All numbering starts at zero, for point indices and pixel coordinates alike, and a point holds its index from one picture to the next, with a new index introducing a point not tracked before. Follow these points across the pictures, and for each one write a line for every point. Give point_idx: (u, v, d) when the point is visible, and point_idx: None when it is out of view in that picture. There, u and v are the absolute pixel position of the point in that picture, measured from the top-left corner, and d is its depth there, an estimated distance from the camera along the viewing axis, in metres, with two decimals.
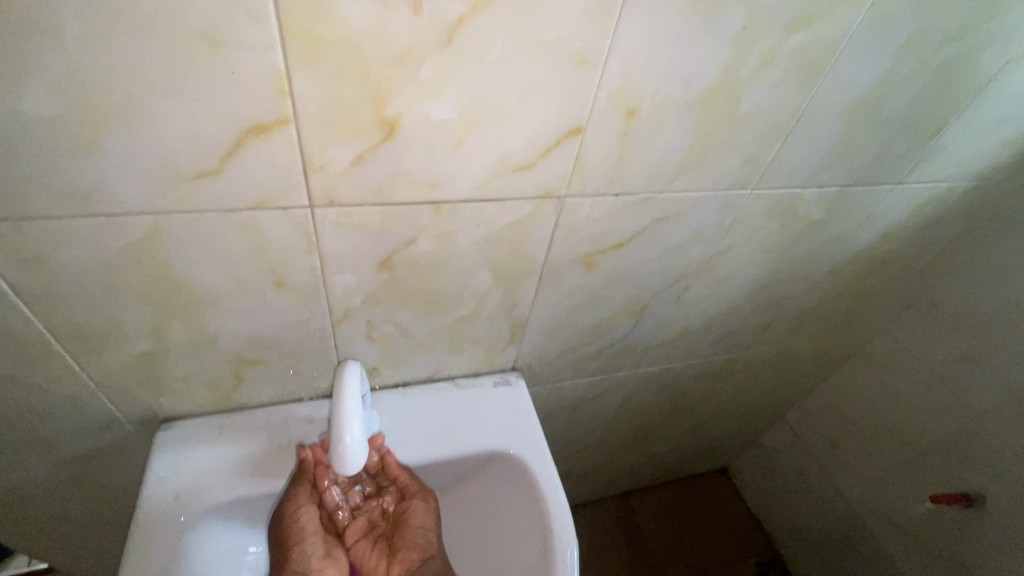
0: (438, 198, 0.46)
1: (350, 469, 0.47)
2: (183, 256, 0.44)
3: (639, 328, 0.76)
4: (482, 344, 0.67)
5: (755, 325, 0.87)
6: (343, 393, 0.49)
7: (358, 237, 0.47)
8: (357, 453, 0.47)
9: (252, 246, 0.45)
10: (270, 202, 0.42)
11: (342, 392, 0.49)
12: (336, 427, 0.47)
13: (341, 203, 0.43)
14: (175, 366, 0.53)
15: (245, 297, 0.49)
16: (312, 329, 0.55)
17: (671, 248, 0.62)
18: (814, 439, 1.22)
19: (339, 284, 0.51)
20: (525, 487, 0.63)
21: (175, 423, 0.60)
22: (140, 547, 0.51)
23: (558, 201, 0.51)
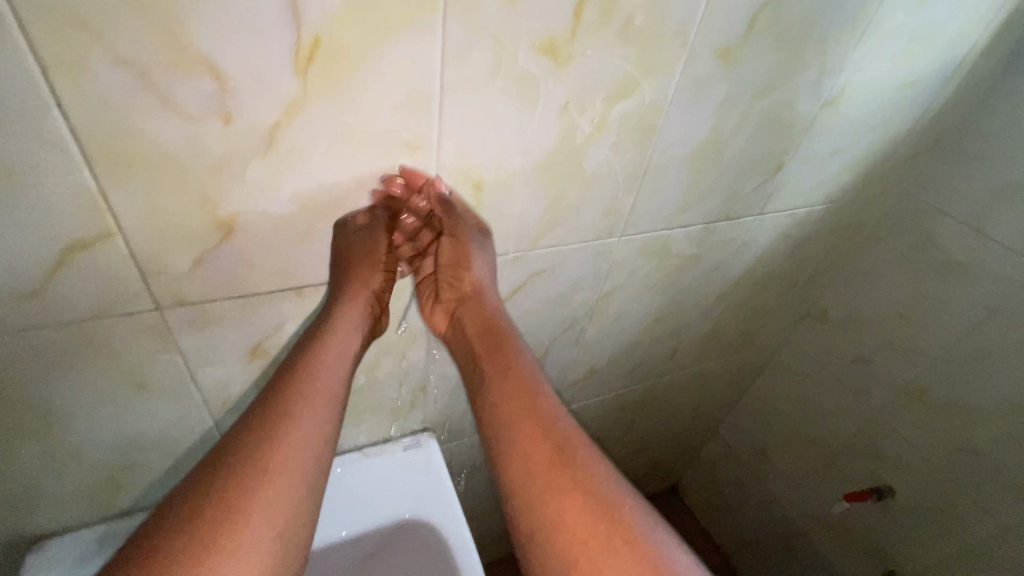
0: (299, 283, 0.47)
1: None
2: (22, 378, 0.42)
3: (547, 373, 0.78)
4: (384, 410, 0.66)
5: (662, 353, 0.91)
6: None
7: (222, 330, 0.46)
8: None
9: (101, 355, 0.43)
10: (113, 311, 0.41)
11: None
12: None
13: (191, 301, 0.43)
14: (37, 485, 0.50)
15: (105, 405, 0.47)
16: (189, 424, 0.53)
17: (556, 298, 0.65)
18: (744, 450, 1.27)
19: (210, 376, 0.50)
20: (439, 555, 0.63)
21: (47, 542, 0.55)
22: None
23: None
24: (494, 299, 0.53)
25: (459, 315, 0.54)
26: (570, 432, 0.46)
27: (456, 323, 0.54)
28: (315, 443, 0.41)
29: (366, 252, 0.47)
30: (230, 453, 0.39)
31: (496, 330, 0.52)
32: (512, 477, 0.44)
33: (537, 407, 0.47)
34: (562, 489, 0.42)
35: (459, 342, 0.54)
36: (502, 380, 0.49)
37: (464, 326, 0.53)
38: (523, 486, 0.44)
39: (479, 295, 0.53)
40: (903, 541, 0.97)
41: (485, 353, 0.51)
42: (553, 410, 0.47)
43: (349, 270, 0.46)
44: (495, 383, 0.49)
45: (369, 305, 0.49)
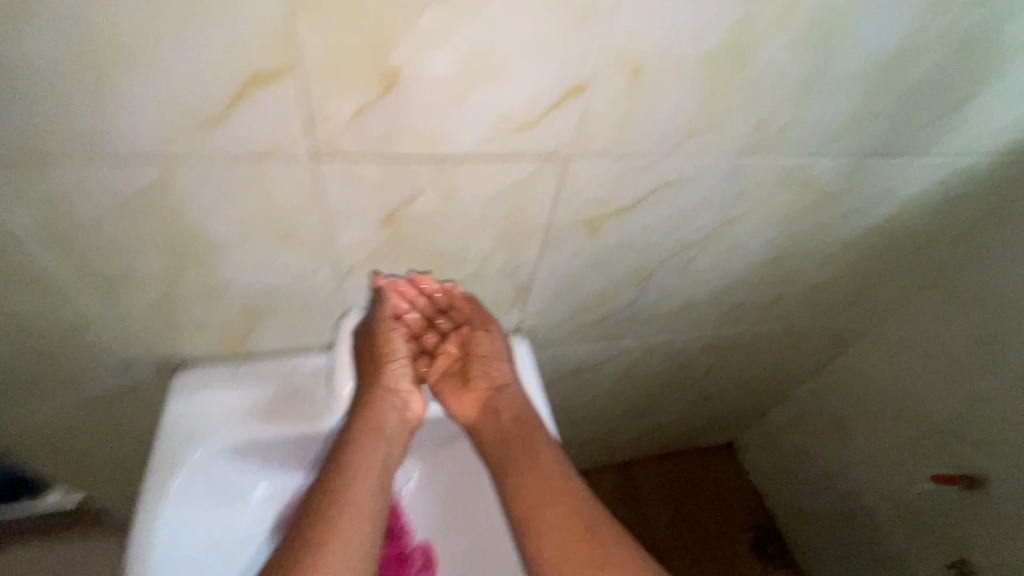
0: (441, 153, 0.47)
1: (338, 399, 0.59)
2: (195, 204, 0.45)
3: (644, 297, 0.76)
4: (486, 305, 0.68)
5: (763, 299, 0.86)
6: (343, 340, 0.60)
7: (364, 191, 0.48)
8: None
9: (260, 196, 0.46)
10: (277, 151, 0.43)
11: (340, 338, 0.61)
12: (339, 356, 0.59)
13: (344, 155, 0.45)
14: (190, 312, 0.56)
15: (254, 246, 0.51)
16: (318, 282, 0.56)
17: (678, 216, 0.62)
18: (819, 418, 1.22)
19: (345, 237, 0.52)
20: None
21: (191, 368, 0.62)
22: (157, 477, 0.55)
23: (562, 162, 0.51)
24: (518, 395, 0.64)
25: (488, 402, 0.64)
26: (561, 473, 0.56)
27: (487, 410, 0.63)
28: (375, 487, 0.54)
29: (387, 351, 0.61)
30: (320, 483, 0.53)
31: (509, 428, 0.61)
32: (523, 514, 0.54)
33: (535, 459, 0.58)
34: (565, 522, 0.53)
35: (487, 424, 0.62)
36: (528, 469, 0.57)
37: (499, 408, 0.63)
38: (530, 519, 0.54)
39: (502, 387, 0.64)
40: (987, 532, 0.93)
41: (506, 441, 0.60)
42: (550, 455, 0.58)
43: (376, 381, 0.61)
44: (522, 472, 0.57)
45: (388, 412, 0.60)
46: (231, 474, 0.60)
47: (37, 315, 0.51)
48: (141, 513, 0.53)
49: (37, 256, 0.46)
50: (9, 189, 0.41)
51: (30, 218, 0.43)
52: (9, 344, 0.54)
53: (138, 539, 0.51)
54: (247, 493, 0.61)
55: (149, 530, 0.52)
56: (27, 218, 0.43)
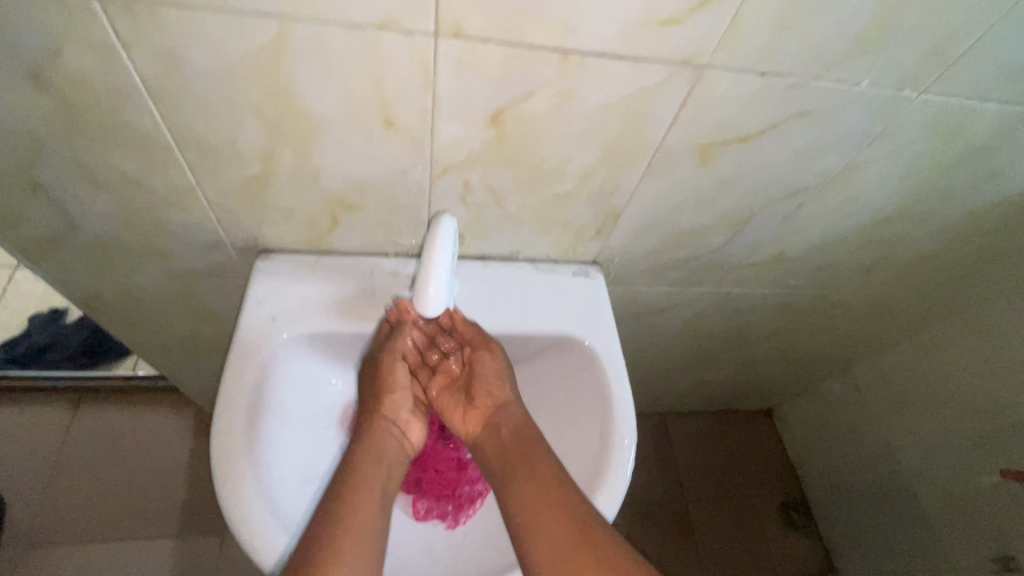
0: (569, 46, 0.42)
1: (430, 314, 0.50)
2: (302, 77, 0.42)
3: (735, 244, 0.71)
4: (571, 229, 0.64)
5: (857, 262, 0.80)
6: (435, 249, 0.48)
7: (479, 81, 0.44)
8: (440, 301, 0.49)
9: (370, 75, 0.43)
10: (398, 21, 0.39)
11: (432, 245, 0.48)
12: (423, 273, 0.48)
13: (468, 36, 0.40)
14: (279, 198, 0.55)
15: (354, 133, 0.48)
16: (410, 180, 0.54)
17: (801, 153, 0.56)
18: (876, 396, 1.19)
19: (446, 134, 0.49)
20: (591, 377, 0.64)
21: (273, 255, 0.62)
22: (241, 351, 0.56)
23: (697, 70, 0.45)
24: (517, 410, 0.60)
25: (486, 423, 0.60)
26: (561, 480, 0.52)
27: (487, 426, 0.60)
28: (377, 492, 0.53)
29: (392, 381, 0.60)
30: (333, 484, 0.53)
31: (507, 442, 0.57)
32: (525, 526, 0.50)
33: (541, 477, 0.53)
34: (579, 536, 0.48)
35: (490, 440, 0.59)
36: (527, 479, 0.53)
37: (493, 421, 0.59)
38: (530, 522, 0.50)
39: (502, 405, 0.60)
40: None
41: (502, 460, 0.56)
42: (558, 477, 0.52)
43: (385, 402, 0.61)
44: (522, 482, 0.53)
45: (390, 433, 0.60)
46: (308, 357, 0.61)
47: (135, 183, 0.51)
48: (228, 380, 0.54)
49: (141, 117, 0.44)
50: (120, 38, 0.38)
51: (138, 73, 0.41)
52: (106, 209, 0.54)
53: (224, 403, 0.53)
54: (320, 379, 0.63)
55: (235, 396, 0.53)
56: (135, 75, 0.41)
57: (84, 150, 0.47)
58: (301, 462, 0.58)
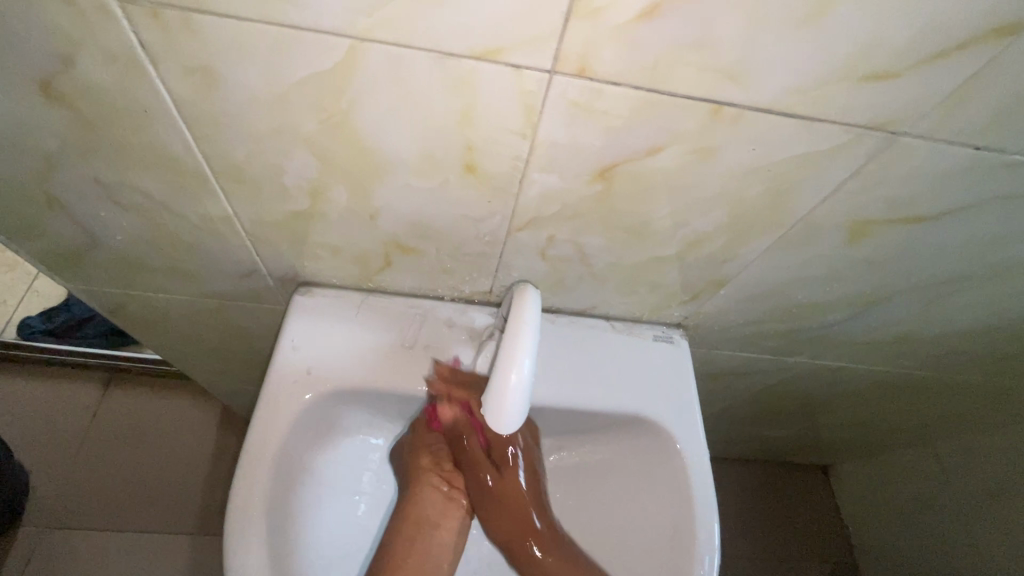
0: (726, 97, 0.31)
1: (503, 421, 0.42)
2: (369, 109, 0.33)
3: (854, 321, 0.59)
4: (662, 292, 0.54)
5: (996, 351, 0.67)
6: (521, 337, 0.41)
7: (594, 131, 0.34)
8: (519, 397, 0.41)
9: (457, 113, 0.33)
10: (503, 51, 0.29)
11: (516, 335, 0.41)
12: (503, 361, 0.41)
13: (593, 76, 0.30)
14: (326, 235, 0.46)
15: (426, 176, 0.38)
16: (484, 229, 0.44)
17: (983, 240, 0.44)
18: (966, 485, 0.97)
19: (537, 184, 0.39)
20: (669, 469, 0.53)
21: (314, 289, 0.54)
22: (270, 404, 0.48)
23: (886, 137, 0.34)
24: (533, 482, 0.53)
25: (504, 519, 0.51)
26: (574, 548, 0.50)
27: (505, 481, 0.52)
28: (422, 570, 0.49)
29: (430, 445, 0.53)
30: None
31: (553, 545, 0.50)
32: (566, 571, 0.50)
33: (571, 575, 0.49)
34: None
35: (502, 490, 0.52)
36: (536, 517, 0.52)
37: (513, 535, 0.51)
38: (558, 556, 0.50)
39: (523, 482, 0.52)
40: None
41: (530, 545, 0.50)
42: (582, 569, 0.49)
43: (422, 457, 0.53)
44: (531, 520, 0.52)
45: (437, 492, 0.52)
46: (343, 421, 0.53)
47: (164, 207, 0.43)
48: (251, 445, 0.46)
49: (172, 141, 0.36)
50: (148, 49, 0.30)
51: (168, 91, 0.32)
52: (133, 229, 0.46)
53: (244, 474, 0.45)
54: (358, 454, 0.54)
55: (257, 465, 0.45)
56: (165, 92, 0.32)
57: (107, 169, 0.39)
58: (338, 550, 0.49)
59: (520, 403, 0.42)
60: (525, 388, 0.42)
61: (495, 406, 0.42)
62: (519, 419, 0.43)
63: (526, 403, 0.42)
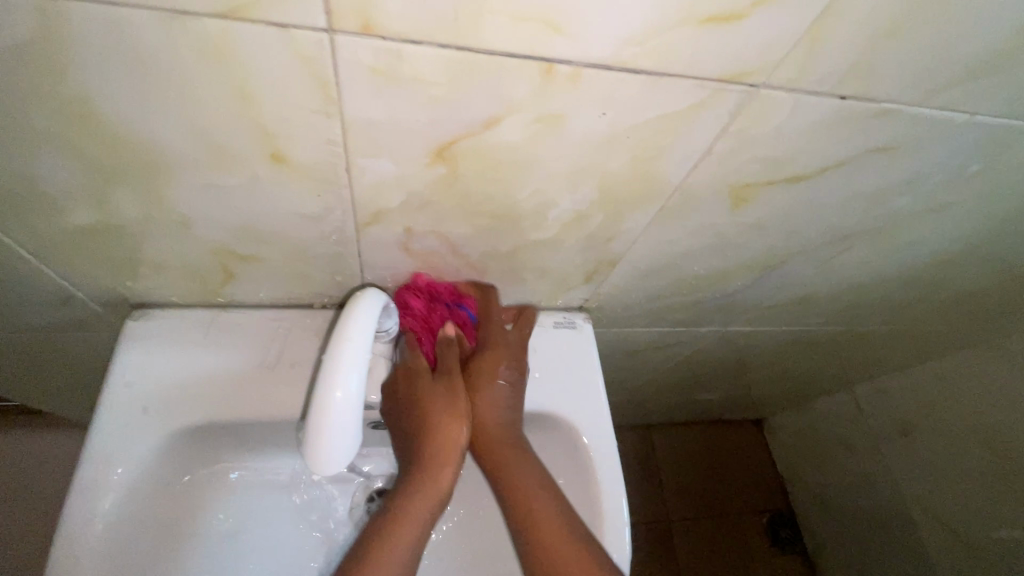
0: (556, 53, 0.26)
1: (327, 463, 0.37)
2: (111, 94, 0.26)
3: (757, 286, 0.57)
4: (553, 277, 0.49)
5: (895, 301, 0.68)
6: (343, 354, 0.36)
7: (411, 104, 0.28)
8: (345, 424, 0.36)
9: (230, 89, 0.26)
10: (255, 5, 0.22)
11: (337, 352, 0.36)
12: (322, 386, 0.36)
13: (383, 33, 0.24)
14: (138, 249, 0.38)
15: (228, 170, 0.31)
16: (326, 228, 0.38)
17: (865, 195, 0.42)
18: (882, 425, 1.02)
19: (369, 171, 0.33)
20: (576, 463, 0.50)
21: (153, 311, 0.46)
22: (98, 459, 0.40)
23: (746, 91, 0.30)
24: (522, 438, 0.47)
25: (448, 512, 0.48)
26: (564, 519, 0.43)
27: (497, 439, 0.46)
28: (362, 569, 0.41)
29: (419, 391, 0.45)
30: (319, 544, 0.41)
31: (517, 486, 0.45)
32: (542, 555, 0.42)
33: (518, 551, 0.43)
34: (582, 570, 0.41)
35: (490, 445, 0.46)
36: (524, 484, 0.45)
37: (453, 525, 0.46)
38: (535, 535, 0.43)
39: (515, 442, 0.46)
40: None
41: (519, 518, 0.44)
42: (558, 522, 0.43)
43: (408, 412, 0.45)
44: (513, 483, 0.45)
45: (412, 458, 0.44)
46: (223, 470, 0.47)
47: None
48: (72, 509, 0.38)
49: None
50: None
51: None
52: None
53: (63, 545, 0.37)
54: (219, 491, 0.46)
55: (82, 532, 0.38)
56: None
57: None
58: None
59: (349, 428, 0.37)
60: (355, 409, 0.37)
61: (316, 432, 0.36)
62: (351, 449, 0.38)
63: (357, 426, 0.37)
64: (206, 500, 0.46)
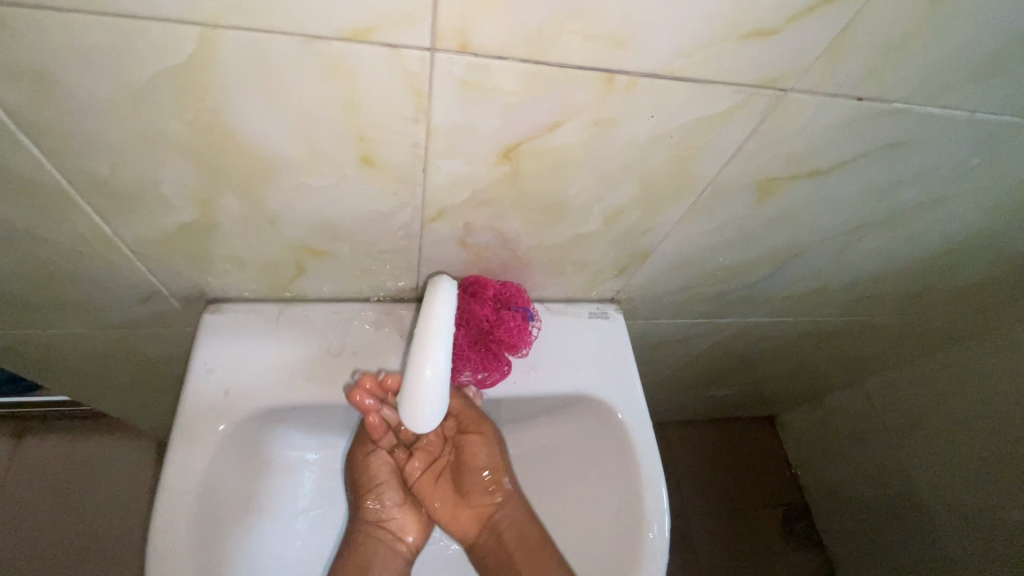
0: (617, 65, 0.30)
1: (422, 425, 0.42)
2: (239, 107, 0.30)
3: (775, 277, 0.61)
4: (590, 269, 0.53)
5: (903, 292, 0.72)
6: (430, 333, 0.40)
7: (489, 111, 0.32)
8: (436, 395, 0.41)
9: (339, 100, 0.31)
10: (375, 30, 0.27)
11: (424, 331, 0.40)
12: (413, 363, 0.40)
13: (476, 51, 0.29)
14: (226, 246, 0.43)
15: (321, 172, 0.36)
16: (395, 224, 0.42)
17: (877, 188, 0.46)
18: (893, 416, 1.05)
19: (443, 171, 0.37)
20: (614, 442, 0.54)
21: (226, 306, 0.50)
22: (188, 437, 0.44)
23: (776, 95, 0.34)
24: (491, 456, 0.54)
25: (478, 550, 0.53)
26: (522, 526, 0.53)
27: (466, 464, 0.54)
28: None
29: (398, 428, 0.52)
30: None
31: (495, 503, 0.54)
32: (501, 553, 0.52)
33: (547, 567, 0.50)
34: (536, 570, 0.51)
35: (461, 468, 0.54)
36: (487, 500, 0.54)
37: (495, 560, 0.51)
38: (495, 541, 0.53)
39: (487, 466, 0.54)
40: None
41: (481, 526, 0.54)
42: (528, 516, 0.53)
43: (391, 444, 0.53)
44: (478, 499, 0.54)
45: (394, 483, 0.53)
46: (298, 450, 0.52)
47: (28, 234, 0.38)
48: (167, 485, 0.42)
49: (17, 158, 0.32)
50: None
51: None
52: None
53: (161, 517, 0.41)
54: (294, 469, 0.52)
55: (177, 505, 0.42)
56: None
57: None
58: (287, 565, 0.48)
59: (439, 397, 0.42)
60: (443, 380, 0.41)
61: (416, 401, 0.41)
62: (439, 416, 0.42)
63: (446, 396, 0.42)
64: (282, 476, 0.51)
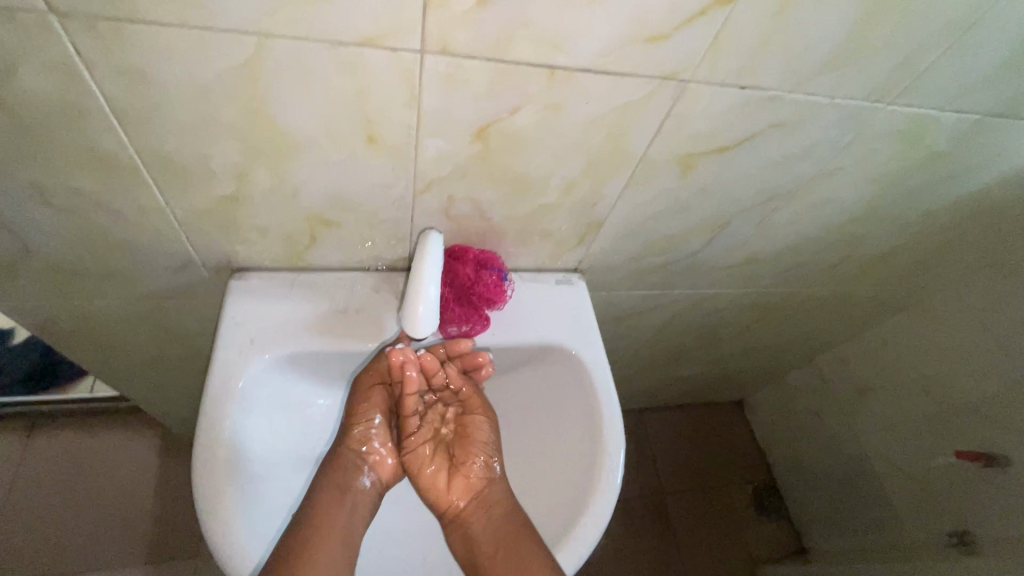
0: (557, 62, 0.42)
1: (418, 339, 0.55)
2: (278, 96, 0.41)
3: (712, 247, 0.73)
4: (554, 238, 0.64)
5: (826, 262, 0.84)
6: (423, 271, 0.53)
7: (465, 98, 0.43)
8: (428, 319, 0.54)
9: (353, 90, 0.41)
10: (383, 38, 0.38)
11: (419, 270, 0.53)
12: (411, 294, 0.53)
13: (454, 52, 0.40)
14: (255, 217, 0.52)
15: (336, 149, 0.46)
16: (392, 196, 0.53)
17: (776, 162, 0.58)
18: (840, 385, 1.17)
19: (430, 148, 0.48)
20: (579, 384, 0.64)
21: (249, 274, 0.60)
22: (221, 374, 0.53)
23: (680, 85, 0.46)
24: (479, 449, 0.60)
25: (459, 522, 0.59)
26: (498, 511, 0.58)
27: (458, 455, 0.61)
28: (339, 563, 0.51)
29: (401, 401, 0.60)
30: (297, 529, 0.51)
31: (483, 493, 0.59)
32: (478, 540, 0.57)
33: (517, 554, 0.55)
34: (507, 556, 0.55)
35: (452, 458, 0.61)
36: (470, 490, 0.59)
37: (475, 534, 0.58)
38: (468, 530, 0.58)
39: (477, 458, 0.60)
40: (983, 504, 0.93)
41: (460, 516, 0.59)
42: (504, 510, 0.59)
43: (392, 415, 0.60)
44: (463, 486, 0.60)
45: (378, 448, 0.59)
46: (309, 397, 0.61)
47: (97, 205, 0.48)
48: (205, 410, 0.51)
49: (104, 138, 0.42)
50: (84, 57, 0.36)
51: (102, 92, 0.38)
52: (68, 233, 0.51)
53: (201, 434, 0.50)
54: (305, 412, 0.61)
55: (213, 426, 0.51)
56: (100, 95, 0.38)
57: (40, 171, 0.43)
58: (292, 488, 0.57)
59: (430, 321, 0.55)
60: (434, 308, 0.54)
61: (413, 318, 0.53)
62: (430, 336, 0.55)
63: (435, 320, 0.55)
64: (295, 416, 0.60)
